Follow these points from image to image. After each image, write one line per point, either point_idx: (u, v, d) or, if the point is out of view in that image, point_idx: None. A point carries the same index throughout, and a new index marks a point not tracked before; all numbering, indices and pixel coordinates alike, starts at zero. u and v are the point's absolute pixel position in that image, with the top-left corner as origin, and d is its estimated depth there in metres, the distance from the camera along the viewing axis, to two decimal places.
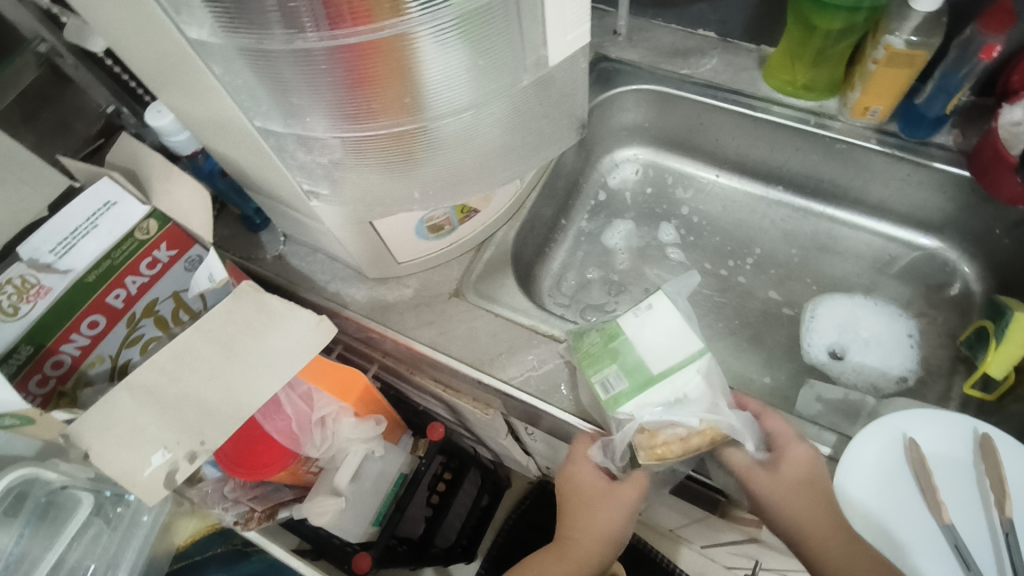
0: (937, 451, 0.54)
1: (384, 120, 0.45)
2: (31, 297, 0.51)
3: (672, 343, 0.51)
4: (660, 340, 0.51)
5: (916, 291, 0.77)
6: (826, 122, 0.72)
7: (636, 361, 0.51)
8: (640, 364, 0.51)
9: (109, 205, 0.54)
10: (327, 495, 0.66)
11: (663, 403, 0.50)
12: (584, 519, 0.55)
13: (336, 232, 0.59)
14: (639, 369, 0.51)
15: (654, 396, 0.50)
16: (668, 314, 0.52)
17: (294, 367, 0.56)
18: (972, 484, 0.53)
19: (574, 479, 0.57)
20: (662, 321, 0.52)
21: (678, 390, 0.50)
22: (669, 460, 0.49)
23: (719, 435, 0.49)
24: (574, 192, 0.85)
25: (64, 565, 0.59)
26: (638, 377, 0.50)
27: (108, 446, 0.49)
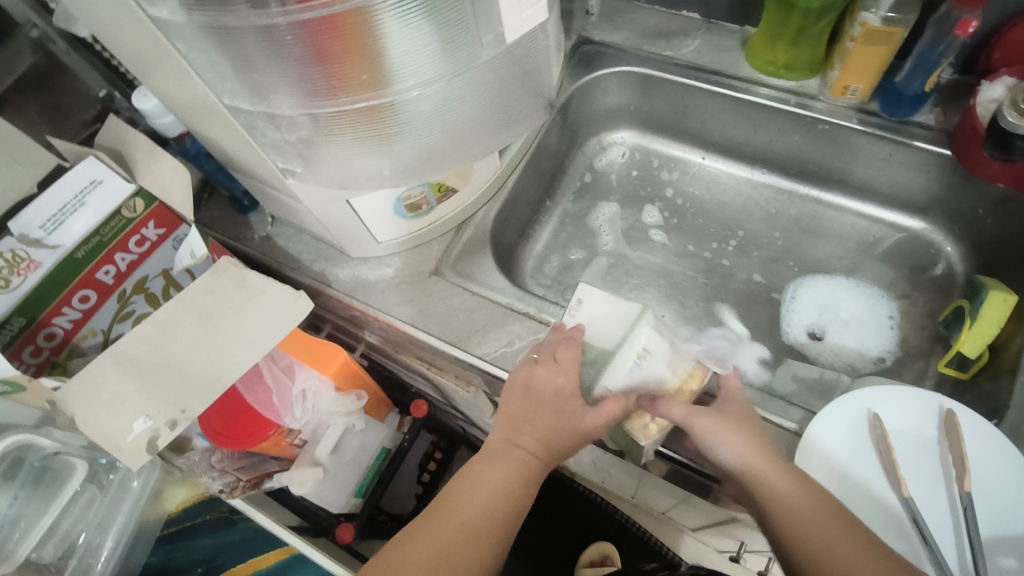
0: (901, 426, 0.54)
1: (349, 96, 0.47)
2: (21, 271, 0.54)
3: (612, 319, 0.57)
4: (602, 321, 0.57)
5: (899, 272, 0.77)
6: (807, 102, 0.72)
7: (592, 349, 0.56)
8: (596, 349, 0.56)
9: (95, 183, 0.56)
10: (308, 465, 0.68)
11: (631, 364, 0.54)
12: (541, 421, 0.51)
13: (313, 210, 0.61)
14: (597, 353, 0.56)
15: (621, 360, 0.54)
16: (597, 300, 0.58)
17: (273, 340, 0.58)
18: (934, 459, 0.53)
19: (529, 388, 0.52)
20: (595, 308, 0.58)
21: (638, 348, 0.55)
22: (666, 429, 0.52)
23: (698, 385, 0.54)
24: (560, 174, 0.86)
25: (58, 529, 0.63)
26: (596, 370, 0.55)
27: (92, 413, 0.51)
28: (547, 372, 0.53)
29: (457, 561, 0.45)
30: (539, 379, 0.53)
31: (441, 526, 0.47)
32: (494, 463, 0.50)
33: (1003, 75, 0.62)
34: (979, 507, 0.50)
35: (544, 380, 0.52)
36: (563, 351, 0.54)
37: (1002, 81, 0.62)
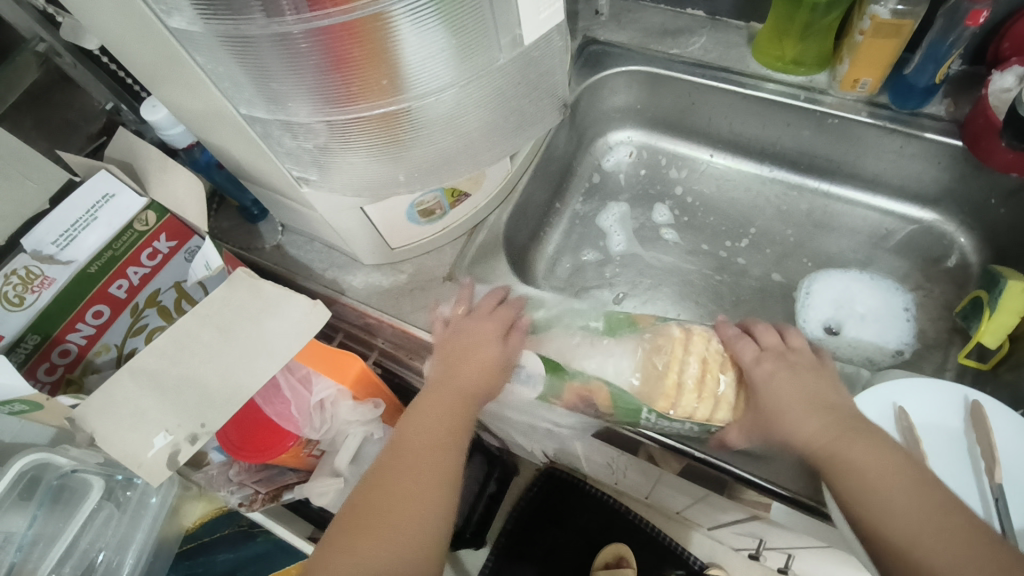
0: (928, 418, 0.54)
1: (365, 103, 0.46)
2: (35, 288, 0.54)
3: None
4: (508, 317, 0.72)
5: (912, 265, 0.77)
6: (817, 96, 0.72)
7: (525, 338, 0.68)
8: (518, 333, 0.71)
9: (108, 197, 0.56)
10: (328, 476, 0.67)
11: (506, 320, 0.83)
12: (460, 369, 0.56)
13: (328, 218, 0.61)
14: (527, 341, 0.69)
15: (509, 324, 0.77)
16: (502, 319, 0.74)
17: (291, 350, 0.57)
18: (964, 451, 0.53)
19: (456, 335, 0.59)
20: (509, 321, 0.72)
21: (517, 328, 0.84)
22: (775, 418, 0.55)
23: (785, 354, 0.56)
24: (568, 175, 0.86)
25: (77, 547, 0.62)
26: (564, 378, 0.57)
27: (112, 430, 0.50)
28: (470, 322, 0.60)
29: (411, 517, 0.48)
30: (467, 333, 0.59)
31: (390, 483, 0.49)
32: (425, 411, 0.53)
33: (1013, 64, 0.63)
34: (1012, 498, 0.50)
35: (472, 329, 0.59)
36: (476, 319, 0.60)
37: (1012, 70, 0.63)
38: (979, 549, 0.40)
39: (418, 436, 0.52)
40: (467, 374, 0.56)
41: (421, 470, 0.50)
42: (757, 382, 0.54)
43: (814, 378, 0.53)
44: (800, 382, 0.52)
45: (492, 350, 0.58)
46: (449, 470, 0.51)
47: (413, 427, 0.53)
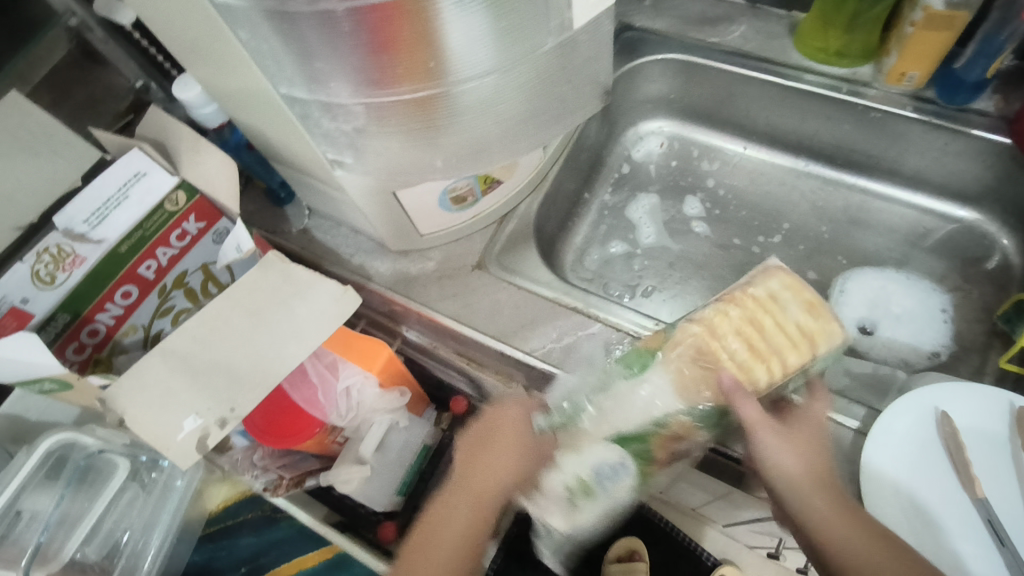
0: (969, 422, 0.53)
1: (406, 85, 0.45)
2: (67, 266, 0.53)
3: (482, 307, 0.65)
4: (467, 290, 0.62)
5: (950, 265, 0.75)
6: (860, 89, 0.70)
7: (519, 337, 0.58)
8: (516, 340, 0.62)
9: (140, 175, 0.55)
10: (352, 464, 0.66)
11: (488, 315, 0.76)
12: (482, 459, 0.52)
13: (360, 202, 0.60)
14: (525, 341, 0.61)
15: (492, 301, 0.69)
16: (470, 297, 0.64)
17: (320, 335, 0.57)
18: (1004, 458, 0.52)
19: (487, 424, 0.54)
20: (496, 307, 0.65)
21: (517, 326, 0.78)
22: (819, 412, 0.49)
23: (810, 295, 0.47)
24: (598, 165, 0.84)
25: (102, 527, 0.62)
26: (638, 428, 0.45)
27: (143, 410, 0.50)
28: (502, 409, 0.55)
29: None
30: (493, 421, 0.54)
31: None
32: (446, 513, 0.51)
33: None
34: None
35: (510, 408, 0.54)
36: (507, 411, 0.54)
37: None
38: None
39: (436, 535, 0.50)
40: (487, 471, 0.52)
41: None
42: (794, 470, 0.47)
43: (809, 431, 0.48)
44: (798, 433, 0.48)
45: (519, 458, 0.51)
46: None
47: (435, 524, 0.51)
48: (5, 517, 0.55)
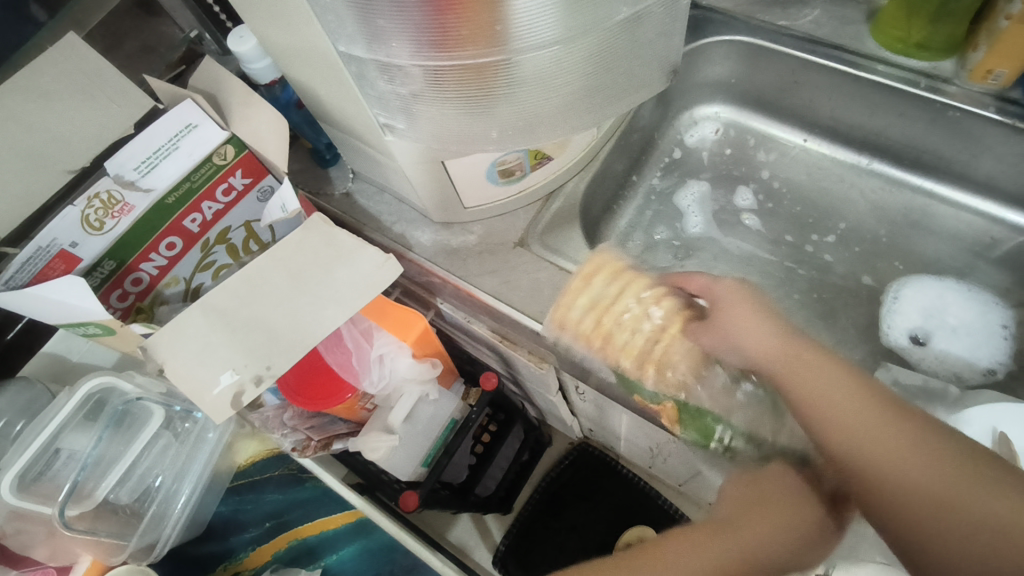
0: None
1: (467, 48, 0.43)
2: (115, 214, 0.53)
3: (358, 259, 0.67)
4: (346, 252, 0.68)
5: (1016, 279, 0.71)
6: (940, 85, 0.66)
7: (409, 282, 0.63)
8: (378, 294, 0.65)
9: (190, 127, 0.54)
10: (380, 432, 0.66)
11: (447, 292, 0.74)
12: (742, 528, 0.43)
13: (407, 169, 0.58)
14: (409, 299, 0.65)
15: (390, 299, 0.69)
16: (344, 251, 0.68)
17: (359, 302, 0.55)
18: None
19: (763, 483, 0.46)
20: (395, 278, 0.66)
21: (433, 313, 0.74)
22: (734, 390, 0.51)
23: (602, 263, 0.56)
24: (649, 148, 0.81)
25: (134, 471, 0.64)
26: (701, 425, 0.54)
27: (183, 361, 0.51)
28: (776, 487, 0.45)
29: None
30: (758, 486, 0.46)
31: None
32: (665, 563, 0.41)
33: None
34: None
35: (780, 482, 0.45)
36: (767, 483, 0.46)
37: None
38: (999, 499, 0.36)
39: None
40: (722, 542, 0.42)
41: None
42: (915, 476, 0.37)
43: (741, 303, 0.49)
44: (746, 309, 0.48)
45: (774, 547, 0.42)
46: None
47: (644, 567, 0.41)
48: (43, 455, 0.57)
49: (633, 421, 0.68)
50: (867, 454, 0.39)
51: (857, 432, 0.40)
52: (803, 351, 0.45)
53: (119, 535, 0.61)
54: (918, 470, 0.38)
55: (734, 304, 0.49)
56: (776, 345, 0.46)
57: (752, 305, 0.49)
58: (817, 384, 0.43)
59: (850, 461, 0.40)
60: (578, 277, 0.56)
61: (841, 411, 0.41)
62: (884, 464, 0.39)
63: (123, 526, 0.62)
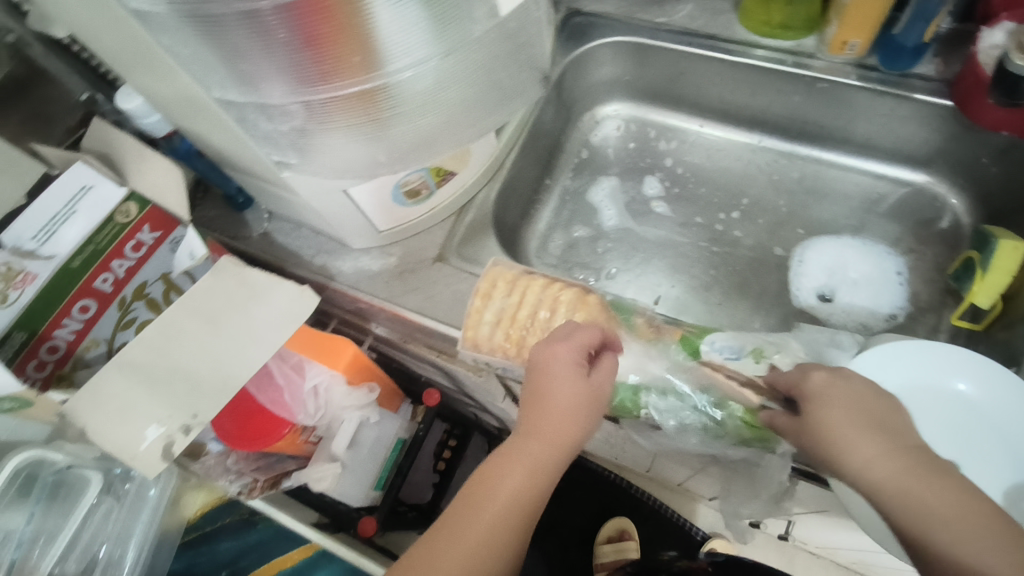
0: (936, 383, 0.54)
1: (343, 80, 0.46)
2: (18, 284, 0.52)
3: None
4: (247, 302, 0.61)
5: (905, 228, 0.76)
6: (805, 61, 0.71)
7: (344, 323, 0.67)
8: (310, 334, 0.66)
9: (86, 189, 0.55)
10: (325, 461, 0.66)
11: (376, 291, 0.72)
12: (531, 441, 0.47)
13: (312, 201, 0.60)
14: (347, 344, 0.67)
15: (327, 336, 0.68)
16: None
17: (279, 337, 0.57)
18: (992, 427, 0.53)
19: (549, 389, 0.49)
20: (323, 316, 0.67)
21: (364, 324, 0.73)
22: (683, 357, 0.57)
23: (496, 274, 0.59)
24: (557, 152, 0.85)
25: (79, 541, 0.63)
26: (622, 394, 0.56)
27: (102, 423, 0.50)
28: (551, 350, 0.50)
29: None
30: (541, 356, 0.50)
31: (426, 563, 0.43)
32: (498, 476, 0.46)
33: (1002, 20, 0.61)
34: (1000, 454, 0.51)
35: (561, 362, 0.49)
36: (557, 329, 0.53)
37: (1003, 26, 0.61)
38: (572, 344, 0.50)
39: (457, 524, 0.45)
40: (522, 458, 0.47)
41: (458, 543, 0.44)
42: (807, 390, 0.47)
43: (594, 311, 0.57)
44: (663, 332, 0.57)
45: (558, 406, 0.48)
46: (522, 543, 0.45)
47: (456, 519, 0.45)
48: None
49: None
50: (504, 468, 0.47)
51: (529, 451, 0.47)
52: (537, 380, 0.50)
53: None
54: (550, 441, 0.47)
55: (586, 308, 0.57)
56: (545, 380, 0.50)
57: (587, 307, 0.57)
58: (531, 400, 0.50)
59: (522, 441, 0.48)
60: (476, 296, 0.58)
61: (522, 444, 0.48)
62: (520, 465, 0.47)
63: None
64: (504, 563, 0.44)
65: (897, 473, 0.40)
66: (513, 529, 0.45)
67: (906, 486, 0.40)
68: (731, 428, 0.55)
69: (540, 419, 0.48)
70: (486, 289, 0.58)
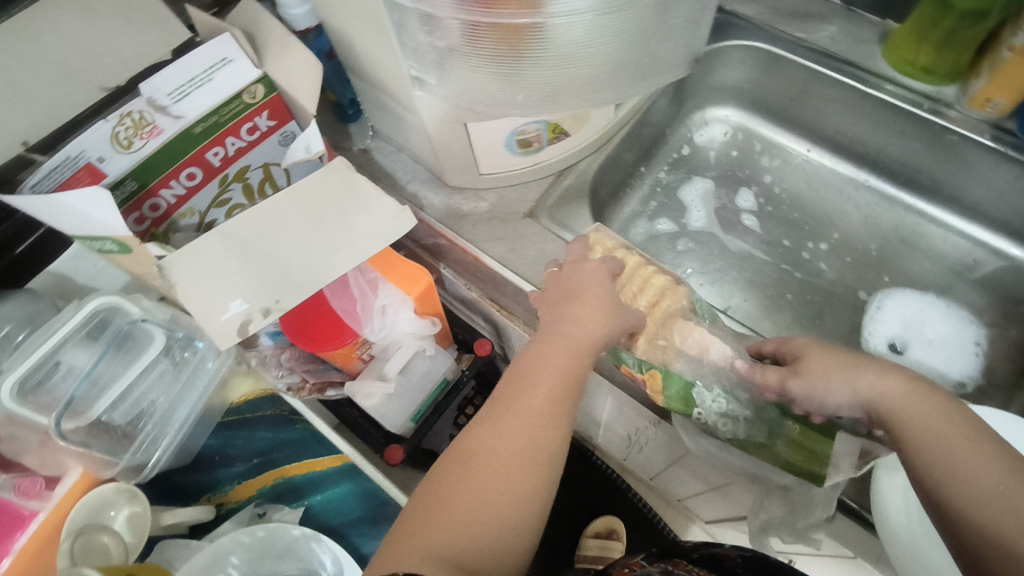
0: None
1: (509, 10, 0.47)
2: (144, 135, 0.55)
3: None
4: None
5: (993, 301, 0.75)
6: (941, 109, 0.70)
7: None
8: None
9: (225, 61, 0.56)
10: (375, 379, 0.68)
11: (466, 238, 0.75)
12: (546, 352, 0.50)
13: (430, 127, 0.60)
14: None
15: None
16: None
17: (370, 249, 0.57)
18: None
19: (558, 305, 0.53)
20: None
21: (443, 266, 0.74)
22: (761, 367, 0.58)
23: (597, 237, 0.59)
24: (659, 142, 0.84)
25: (131, 394, 0.64)
26: (684, 389, 0.57)
27: (194, 284, 0.52)
28: (581, 265, 0.56)
29: (511, 478, 0.45)
30: (568, 271, 0.56)
31: (465, 463, 0.46)
32: (539, 363, 0.50)
33: None
34: None
35: (589, 272, 0.54)
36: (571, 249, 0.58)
37: None
38: (584, 271, 0.55)
39: (485, 430, 0.47)
40: (541, 370, 0.49)
41: (489, 449, 0.46)
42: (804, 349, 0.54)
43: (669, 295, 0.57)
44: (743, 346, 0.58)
45: (575, 320, 0.51)
46: (550, 447, 0.47)
47: (486, 427, 0.47)
48: (42, 367, 0.59)
49: (617, 399, 0.70)
50: (521, 378, 0.50)
51: (542, 360, 0.50)
52: (552, 301, 0.54)
53: (110, 452, 0.63)
54: (565, 352, 0.50)
55: (666, 290, 0.57)
56: (555, 299, 0.54)
57: (668, 291, 0.57)
58: (546, 321, 0.53)
59: (537, 354, 0.51)
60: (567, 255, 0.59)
61: (535, 356, 0.51)
62: (539, 375, 0.49)
63: (115, 444, 0.63)
64: (556, 438, 0.47)
65: (902, 396, 0.46)
66: (562, 408, 0.48)
67: (915, 404, 0.45)
68: (785, 454, 0.58)
69: (554, 338, 0.51)
70: (585, 246, 0.58)
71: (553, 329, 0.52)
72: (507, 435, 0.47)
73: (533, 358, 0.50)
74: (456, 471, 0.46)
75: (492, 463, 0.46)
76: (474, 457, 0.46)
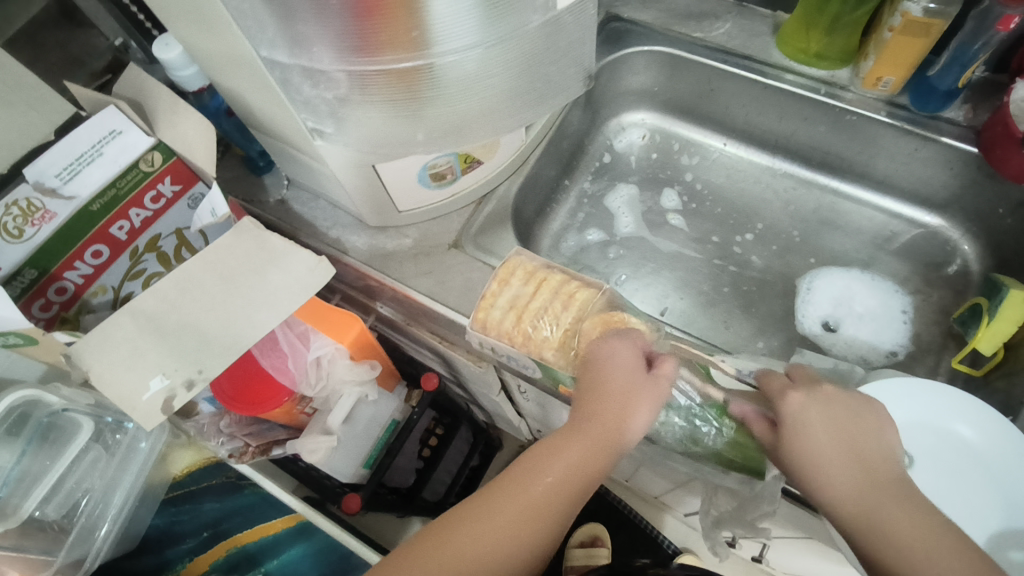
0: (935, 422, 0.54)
1: (390, 54, 0.46)
2: (36, 221, 0.52)
3: None
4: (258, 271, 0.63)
5: (914, 269, 0.77)
6: (837, 92, 0.72)
7: None
8: None
9: (114, 134, 0.55)
10: (320, 434, 0.66)
11: None
12: (565, 449, 0.48)
13: (338, 174, 0.59)
14: None
15: None
16: None
17: (293, 304, 0.56)
18: (989, 469, 0.53)
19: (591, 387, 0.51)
20: None
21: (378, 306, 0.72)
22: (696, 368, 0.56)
23: (508, 270, 0.58)
24: (580, 153, 0.85)
25: (63, 486, 0.62)
26: None
27: (109, 367, 0.50)
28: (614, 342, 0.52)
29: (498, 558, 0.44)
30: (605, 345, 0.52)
31: (453, 536, 0.45)
32: (553, 456, 0.48)
33: None
34: (994, 500, 0.52)
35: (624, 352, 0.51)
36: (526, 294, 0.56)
37: None
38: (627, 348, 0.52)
39: (484, 503, 0.46)
40: (553, 465, 0.47)
41: (484, 517, 0.45)
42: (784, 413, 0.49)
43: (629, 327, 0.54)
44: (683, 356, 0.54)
45: (612, 413, 0.49)
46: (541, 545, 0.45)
47: (491, 495, 0.47)
48: None
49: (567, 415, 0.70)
50: (534, 466, 0.48)
51: (559, 457, 0.48)
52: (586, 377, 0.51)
53: (47, 551, 0.61)
54: (579, 451, 0.48)
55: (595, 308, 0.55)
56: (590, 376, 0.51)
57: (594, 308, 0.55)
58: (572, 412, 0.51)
59: (546, 447, 0.49)
60: (493, 282, 0.57)
61: (551, 447, 0.49)
62: (547, 467, 0.47)
63: (51, 542, 0.62)
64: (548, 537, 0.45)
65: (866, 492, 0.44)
66: (567, 505, 0.47)
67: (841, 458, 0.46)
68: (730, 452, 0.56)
69: (575, 436, 0.48)
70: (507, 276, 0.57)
71: (578, 426, 0.49)
72: (505, 513, 0.45)
73: (546, 446, 0.49)
74: (439, 540, 0.45)
75: (481, 537, 0.45)
76: (464, 525, 0.45)
